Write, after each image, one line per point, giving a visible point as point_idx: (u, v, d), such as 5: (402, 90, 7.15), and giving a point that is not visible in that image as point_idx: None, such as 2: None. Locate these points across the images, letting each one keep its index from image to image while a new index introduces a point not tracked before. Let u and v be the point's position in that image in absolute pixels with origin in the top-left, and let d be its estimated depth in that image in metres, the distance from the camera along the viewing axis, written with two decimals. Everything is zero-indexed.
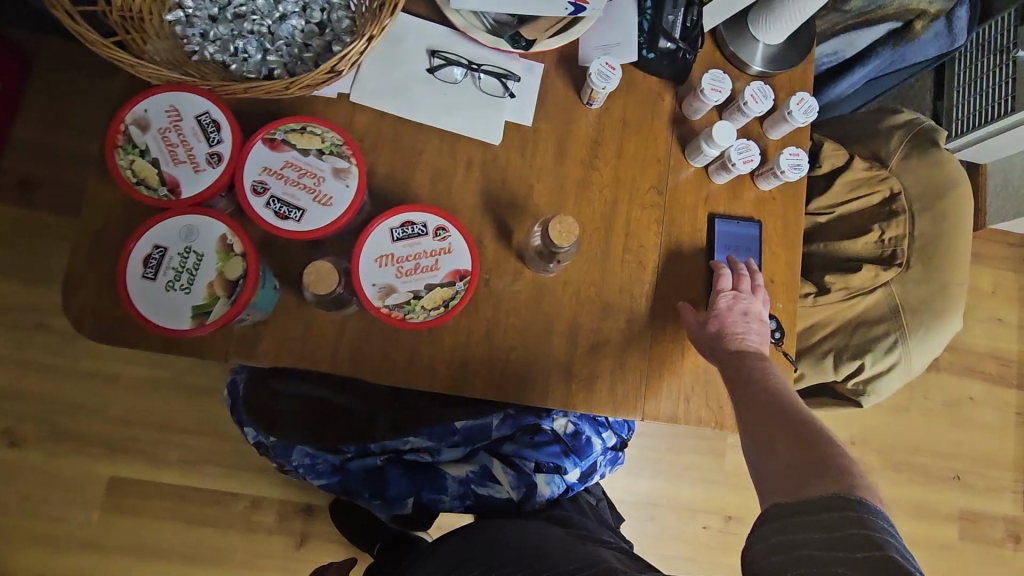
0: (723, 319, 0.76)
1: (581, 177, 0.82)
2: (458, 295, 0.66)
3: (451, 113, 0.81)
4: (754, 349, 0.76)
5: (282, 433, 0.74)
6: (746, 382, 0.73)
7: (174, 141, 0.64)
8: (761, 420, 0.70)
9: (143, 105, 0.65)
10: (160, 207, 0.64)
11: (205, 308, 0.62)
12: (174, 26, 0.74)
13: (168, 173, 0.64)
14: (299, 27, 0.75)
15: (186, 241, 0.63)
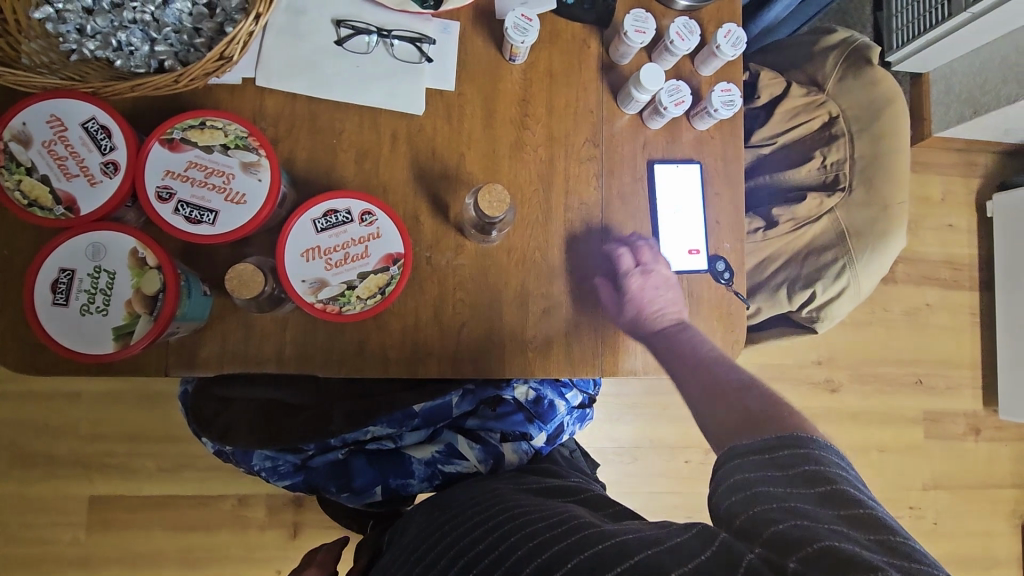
0: (637, 300, 0.76)
1: (513, 139, 0.79)
2: (393, 280, 0.64)
3: (367, 86, 0.76)
4: (672, 318, 0.77)
5: (236, 439, 0.73)
6: (677, 355, 0.74)
7: (64, 155, 0.60)
8: (698, 387, 0.71)
9: (20, 117, 0.60)
10: (61, 226, 0.60)
11: (127, 328, 0.58)
12: (45, 24, 0.67)
13: (61, 189, 0.59)
14: (185, 10, 0.69)
15: (94, 260, 0.59)
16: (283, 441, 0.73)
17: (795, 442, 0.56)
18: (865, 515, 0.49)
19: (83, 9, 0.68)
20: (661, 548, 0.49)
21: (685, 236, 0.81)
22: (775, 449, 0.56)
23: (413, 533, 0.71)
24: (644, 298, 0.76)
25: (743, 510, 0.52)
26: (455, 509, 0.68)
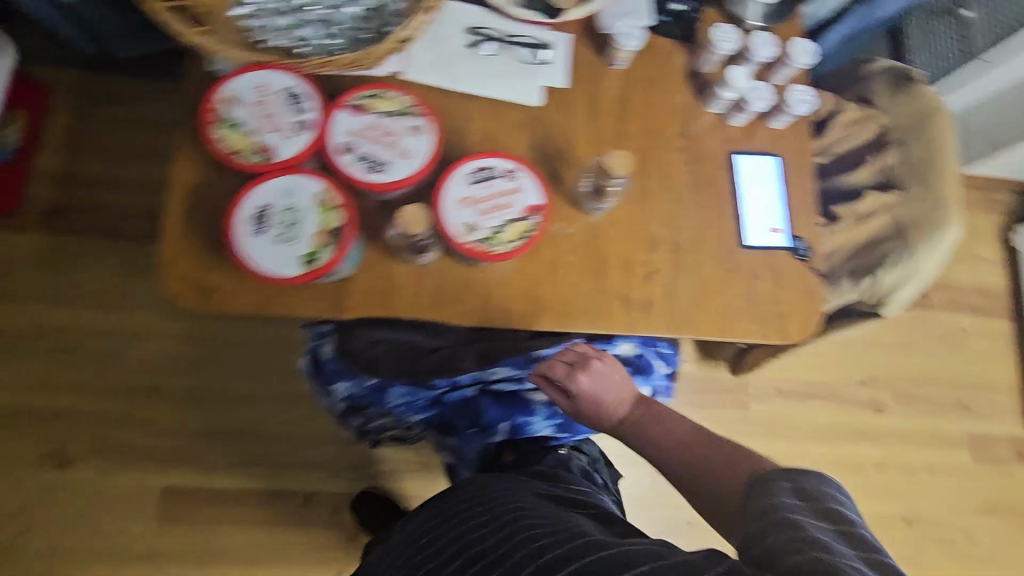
0: (590, 401, 0.83)
1: (615, 130, 0.92)
2: (533, 228, 0.74)
3: (495, 82, 0.89)
4: (618, 401, 0.83)
5: (379, 371, 0.81)
6: (653, 425, 0.82)
7: (266, 112, 0.71)
8: (665, 458, 0.79)
9: (231, 84, 0.71)
10: (258, 171, 0.70)
11: (313, 256, 0.68)
12: (239, 21, 0.80)
13: (263, 141, 0.70)
14: (354, 14, 0.83)
15: (286, 198, 0.69)
16: (420, 376, 0.81)
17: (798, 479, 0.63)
18: (871, 555, 0.54)
19: (267, 10, 0.81)
20: (665, 563, 0.56)
21: (766, 216, 0.92)
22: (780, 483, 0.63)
23: (426, 521, 0.76)
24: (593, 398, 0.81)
25: (762, 540, 0.57)
26: (466, 511, 0.73)
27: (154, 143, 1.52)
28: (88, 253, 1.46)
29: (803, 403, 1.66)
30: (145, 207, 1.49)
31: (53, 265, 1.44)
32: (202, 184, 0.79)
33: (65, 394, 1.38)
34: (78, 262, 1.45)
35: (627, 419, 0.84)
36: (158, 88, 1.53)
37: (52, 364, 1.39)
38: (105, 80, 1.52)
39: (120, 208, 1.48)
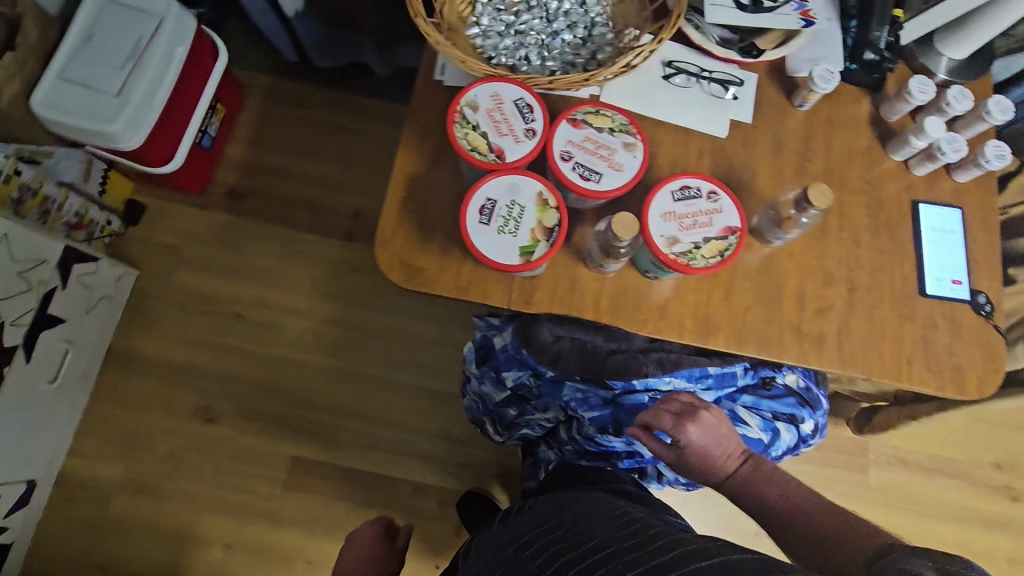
0: (698, 453, 0.82)
1: (796, 167, 0.94)
2: (730, 247, 0.77)
3: (686, 111, 0.95)
4: (725, 455, 0.83)
5: (565, 367, 0.89)
6: (763, 486, 0.81)
7: (500, 119, 0.79)
8: (772, 521, 0.79)
9: (472, 92, 0.81)
10: (488, 168, 0.78)
11: (531, 248, 0.75)
12: (473, 39, 0.90)
13: (496, 143, 0.78)
14: (569, 41, 0.92)
15: (511, 194, 0.77)
16: (601, 374, 0.88)
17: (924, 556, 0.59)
18: None
19: (497, 31, 0.91)
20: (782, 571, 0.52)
21: (948, 267, 0.91)
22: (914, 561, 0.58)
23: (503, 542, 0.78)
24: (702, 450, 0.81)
25: None
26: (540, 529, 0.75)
27: (324, 142, 1.68)
28: (256, 233, 1.62)
29: (927, 477, 1.56)
30: (309, 198, 1.65)
31: (226, 240, 1.61)
32: (421, 175, 0.89)
33: (220, 357, 1.53)
34: (248, 240, 1.62)
35: (735, 476, 0.83)
36: (335, 94, 1.71)
37: (215, 328, 1.55)
38: (292, 84, 1.71)
39: (288, 197, 1.65)
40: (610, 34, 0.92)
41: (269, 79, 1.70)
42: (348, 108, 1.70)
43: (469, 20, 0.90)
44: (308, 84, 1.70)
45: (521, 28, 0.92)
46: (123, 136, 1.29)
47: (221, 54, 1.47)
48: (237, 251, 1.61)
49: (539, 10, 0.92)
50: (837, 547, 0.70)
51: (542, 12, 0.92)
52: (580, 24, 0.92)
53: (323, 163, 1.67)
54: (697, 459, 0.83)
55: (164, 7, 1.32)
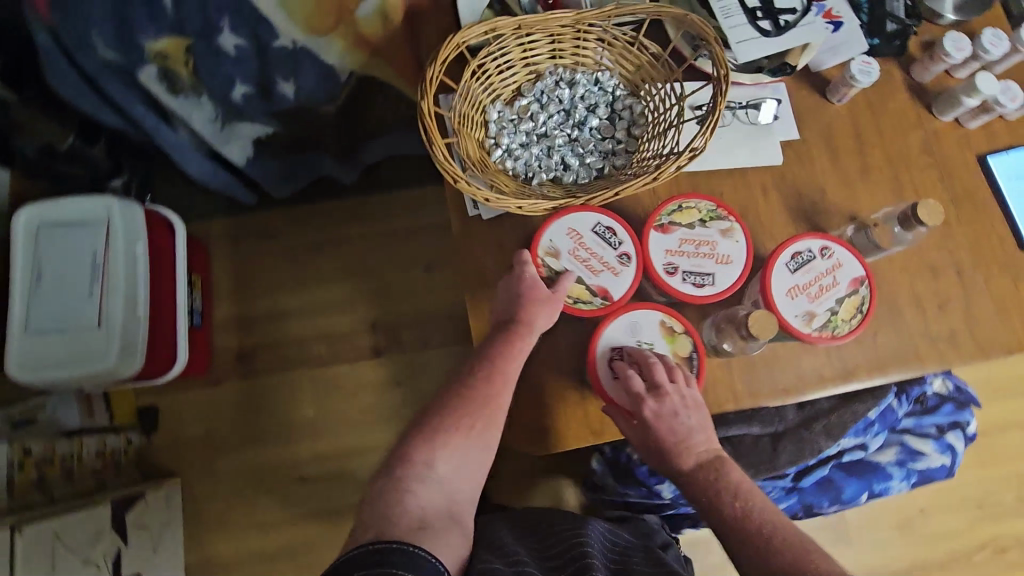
0: (653, 431, 0.68)
1: (859, 167, 0.89)
2: (864, 299, 0.74)
3: (734, 151, 0.87)
4: (692, 443, 0.68)
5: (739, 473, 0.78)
6: (724, 498, 0.66)
7: (587, 257, 0.75)
8: (730, 534, 0.64)
9: (545, 237, 0.76)
10: (600, 315, 0.74)
11: None
12: (503, 164, 0.81)
13: (595, 283, 0.74)
14: (599, 125, 0.83)
15: (635, 334, 0.73)
16: (777, 467, 0.79)
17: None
18: None
19: (522, 146, 0.82)
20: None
21: None
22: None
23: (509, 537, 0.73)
24: (672, 420, 0.68)
25: None
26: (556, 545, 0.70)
27: (311, 268, 1.52)
28: (282, 391, 1.47)
29: None
30: (320, 332, 1.49)
31: (251, 409, 1.46)
32: None
33: (300, 532, 1.40)
34: (278, 400, 1.46)
35: (690, 479, 0.68)
36: (302, 212, 1.54)
37: (280, 505, 1.41)
38: (253, 218, 1.53)
39: (298, 338, 1.49)
40: (638, 103, 0.82)
41: (227, 223, 1.52)
42: (322, 222, 1.54)
43: (489, 144, 0.81)
44: (270, 212, 1.53)
45: (543, 130, 0.83)
46: (124, 367, 1.14)
47: (175, 223, 1.28)
48: (267, 415, 1.45)
49: (555, 104, 0.82)
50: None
51: (558, 104, 0.83)
52: (602, 103, 0.83)
53: (319, 289, 1.51)
54: (647, 434, 0.68)
55: (106, 213, 1.17)
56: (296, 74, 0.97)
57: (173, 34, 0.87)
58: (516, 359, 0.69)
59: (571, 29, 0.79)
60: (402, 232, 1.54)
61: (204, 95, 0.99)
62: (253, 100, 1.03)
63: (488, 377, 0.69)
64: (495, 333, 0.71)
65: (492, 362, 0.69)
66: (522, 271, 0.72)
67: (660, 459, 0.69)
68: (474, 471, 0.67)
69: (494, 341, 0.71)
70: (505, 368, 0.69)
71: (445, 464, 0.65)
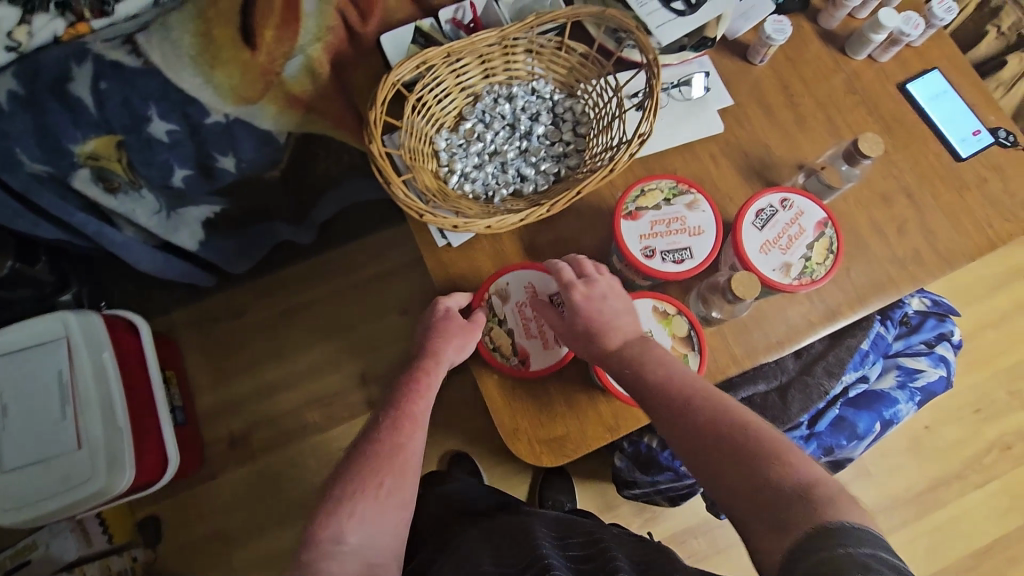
0: (580, 317, 0.73)
1: (794, 117, 0.93)
2: (832, 239, 0.76)
3: (676, 128, 0.90)
4: (616, 328, 0.72)
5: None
6: (646, 370, 0.68)
7: (531, 320, 0.80)
8: (652, 402, 0.66)
9: (503, 278, 0.81)
10: (508, 371, 0.79)
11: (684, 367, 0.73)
12: (462, 189, 0.81)
13: (521, 345, 0.80)
14: (545, 131, 0.84)
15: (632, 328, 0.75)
16: (791, 418, 0.79)
17: (845, 540, 0.48)
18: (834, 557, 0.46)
19: (476, 167, 0.83)
20: None
21: (960, 126, 0.94)
22: (838, 545, 0.47)
23: (463, 553, 0.73)
24: (596, 306, 0.73)
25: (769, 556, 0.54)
26: (506, 550, 0.72)
27: (287, 336, 1.48)
28: (284, 468, 1.41)
29: None
30: (309, 399, 1.45)
31: (254, 493, 1.40)
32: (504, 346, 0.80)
33: None
34: (281, 479, 1.40)
35: (615, 357, 0.71)
36: (265, 283, 1.50)
37: None
38: (217, 301, 1.49)
39: (289, 410, 1.44)
40: (578, 103, 0.85)
41: (191, 312, 1.47)
42: (288, 289, 1.51)
43: (444, 173, 0.82)
44: (233, 290, 1.49)
45: (493, 149, 0.84)
46: (115, 482, 1.09)
47: (138, 321, 1.24)
48: (273, 495, 1.40)
49: (499, 121, 0.84)
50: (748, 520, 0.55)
51: (501, 120, 0.84)
52: (544, 110, 0.85)
53: (300, 356, 1.47)
54: (597, 336, 0.72)
55: (62, 329, 1.12)
56: (233, 146, 0.96)
57: (101, 133, 0.85)
58: (421, 397, 0.74)
59: (498, 47, 0.81)
60: (371, 279, 1.51)
61: (143, 187, 0.98)
62: (194, 181, 1.01)
63: (393, 423, 0.71)
64: (403, 378, 0.75)
65: (398, 411, 0.72)
66: (444, 305, 0.79)
67: (614, 366, 0.70)
68: (393, 526, 0.65)
69: (400, 387, 0.75)
70: (409, 412, 0.72)
71: (357, 534, 0.62)
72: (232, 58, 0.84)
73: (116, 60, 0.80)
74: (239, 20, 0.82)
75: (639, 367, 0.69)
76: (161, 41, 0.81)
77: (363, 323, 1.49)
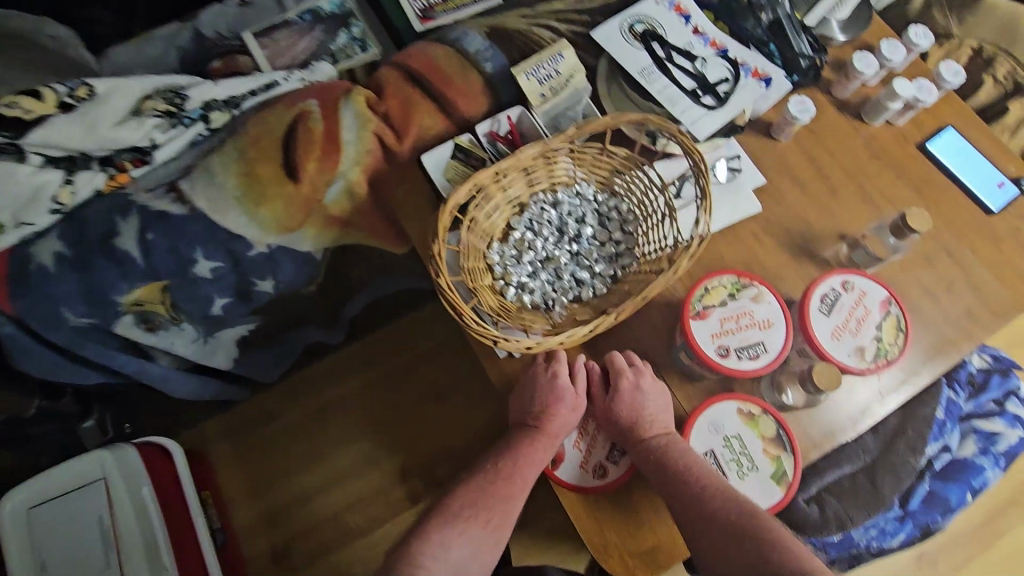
0: (620, 403, 0.74)
1: (826, 187, 0.95)
2: (898, 317, 0.77)
3: (717, 211, 0.91)
4: (649, 416, 0.73)
5: (851, 520, 0.79)
6: (667, 455, 0.70)
7: (587, 431, 0.80)
8: (667, 487, 0.69)
9: None
10: None
11: (780, 470, 0.71)
12: (520, 300, 0.81)
13: (563, 446, 0.78)
14: (594, 232, 0.85)
15: (720, 433, 0.73)
16: (883, 500, 0.79)
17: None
18: None
19: (531, 276, 0.82)
20: None
21: (984, 180, 0.96)
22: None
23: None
24: (637, 395, 0.74)
25: None
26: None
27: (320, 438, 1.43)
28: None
29: None
30: (350, 502, 1.36)
31: None
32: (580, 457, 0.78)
33: None
34: None
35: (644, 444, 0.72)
36: (293, 383, 1.44)
37: None
38: (248, 407, 1.42)
39: (328, 517, 1.35)
40: (623, 201, 0.85)
41: (221, 421, 1.40)
42: (316, 387, 1.44)
43: (500, 287, 0.81)
44: (261, 396, 1.43)
45: (544, 256, 0.84)
46: None
47: (172, 445, 1.16)
48: None
49: (547, 228, 0.84)
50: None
51: (550, 227, 0.84)
52: (590, 212, 0.85)
53: (336, 458, 1.39)
54: (630, 421, 0.73)
55: (100, 470, 1.07)
56: (274, 271, 0.95)
57: (148, 280, 0.84)
58: (530, 456, 0.73)
59: (540, 159, 0.82)
60: (401, 368, 1.46)
61: (183, 321, 0.95)
62: (233, 307, 0.99)
63: (502, 474, 0.72)
64: (513, 433, 0.76)
65: (507, 460, 0.73)
66: (555, 370, 0.75)
67: (637, 449, 0.72)
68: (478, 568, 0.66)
69: (512, 438, 0.76)
70: (517, 467, 0.73)
71: (457, 550, 0.65)
72: (276, 193, 0.85)
73: (162, 210, 0.81)
74: (282, 157, 0.84)
75: (661, 454, 0.71)
76: (206, 186, 0.82)
77: (397, 413, 1.42)
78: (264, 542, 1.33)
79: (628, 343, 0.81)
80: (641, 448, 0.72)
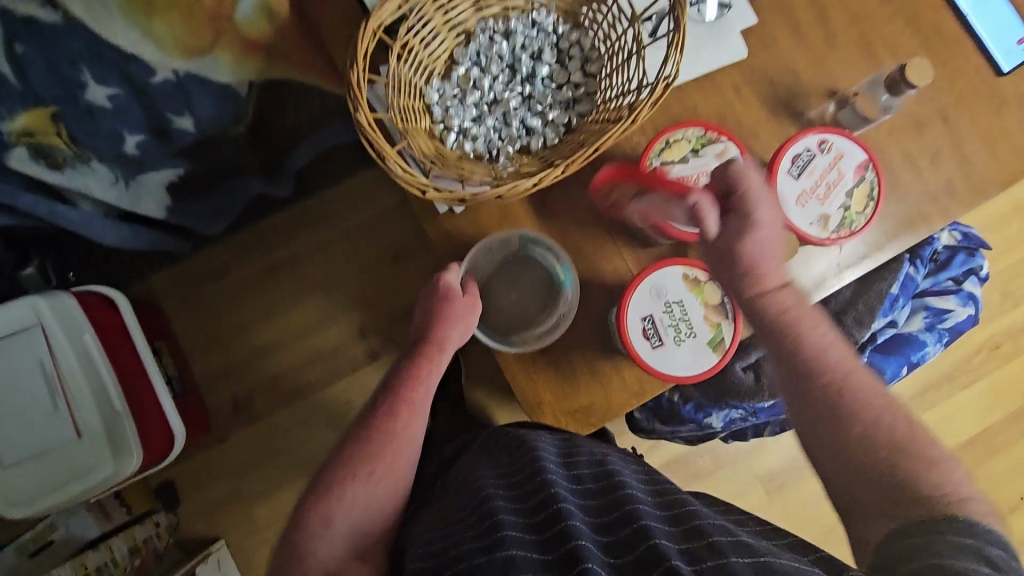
0: (733, 250, 0.62)
1: (825, 33, 0.82)
2: (874, 183, 0.70)
3: (695, 56, 0.80)
4: (773, 277, 0.63)
5: None
6: (805, 324, 0.62)
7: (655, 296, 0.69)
8: (801, 357, 0.61)
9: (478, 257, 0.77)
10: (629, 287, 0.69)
11: (718, 337, 0.69)
12: (462, 148, 0.72)
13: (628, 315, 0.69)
14: (550, 72, 0.74)
15: (662, 298, 0.70)
16: None
17: (955, 527, 0.51)
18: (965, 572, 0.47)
19: (475, 120, 0.73)
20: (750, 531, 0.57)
21: (1005, 34, 0.84)
22: (952, 529, 0.51)
23: (465, 472, 0.69)
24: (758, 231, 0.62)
25: (885, 542, 0.53)
26: (512, 471, 0.65)
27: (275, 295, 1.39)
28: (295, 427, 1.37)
29: None
30: (307, 355, 1.37)
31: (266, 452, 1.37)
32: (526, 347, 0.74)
33: None
34: (290, 438, 1.35)
35: (769, 298, 0.63)
36: (243, 238, 1.37)
37: None
38: (197, 261, 1.37)
39: (287, 369, 1.36)
40: (587, 35, 0.73)
41: (171, 274, 1.35)
42: (267, 242, 1.38)
43: (439, 133, 0.72)
44: (209, 249, 1.36)
45: (492, 97, 0.74)
46: (123, 468, 1.06)
47: (116, 296, 1.16)
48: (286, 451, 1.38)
49: (496, 63, 0.73)
50: (861, 502, 0.57)
51: (500, 62, 0.73)
52: (547, 47, 0.73)
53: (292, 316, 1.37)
54: (750, 270, 0.63)
55: (35, 316, 1.02)
56: (190, 105, 0.84)
57: (30, 106, 0.72)
58: (422, 383, 0.74)
59: None
60: (357, 226, 1.38)
61: (93, 160, 0.85)
62: (151, 147, 0.89)
63: (397, 410, 0.71)
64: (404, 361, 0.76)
65: (396, 396, 0.72)
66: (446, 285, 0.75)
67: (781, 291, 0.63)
68: (389, 501, 0.67)
69: (402, 371, 0.75)
70: (410, 395, 0.73)
71: (346, 514, 0.64)
72: (171, 5, 0.70)
73: (27, 15, 0.65)
74: None
75: (787, 320, 0.62)
76: None
77: (353, 273, 1.38)
78: (225, 389, 1.35)
79: (577, 201, 0.76)
80: (770, 307, 0.63)
